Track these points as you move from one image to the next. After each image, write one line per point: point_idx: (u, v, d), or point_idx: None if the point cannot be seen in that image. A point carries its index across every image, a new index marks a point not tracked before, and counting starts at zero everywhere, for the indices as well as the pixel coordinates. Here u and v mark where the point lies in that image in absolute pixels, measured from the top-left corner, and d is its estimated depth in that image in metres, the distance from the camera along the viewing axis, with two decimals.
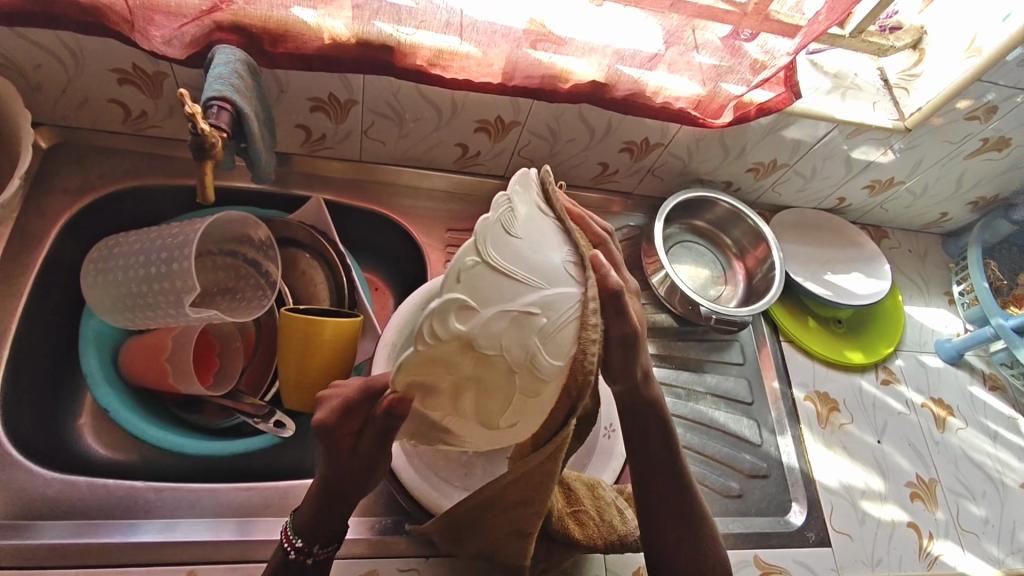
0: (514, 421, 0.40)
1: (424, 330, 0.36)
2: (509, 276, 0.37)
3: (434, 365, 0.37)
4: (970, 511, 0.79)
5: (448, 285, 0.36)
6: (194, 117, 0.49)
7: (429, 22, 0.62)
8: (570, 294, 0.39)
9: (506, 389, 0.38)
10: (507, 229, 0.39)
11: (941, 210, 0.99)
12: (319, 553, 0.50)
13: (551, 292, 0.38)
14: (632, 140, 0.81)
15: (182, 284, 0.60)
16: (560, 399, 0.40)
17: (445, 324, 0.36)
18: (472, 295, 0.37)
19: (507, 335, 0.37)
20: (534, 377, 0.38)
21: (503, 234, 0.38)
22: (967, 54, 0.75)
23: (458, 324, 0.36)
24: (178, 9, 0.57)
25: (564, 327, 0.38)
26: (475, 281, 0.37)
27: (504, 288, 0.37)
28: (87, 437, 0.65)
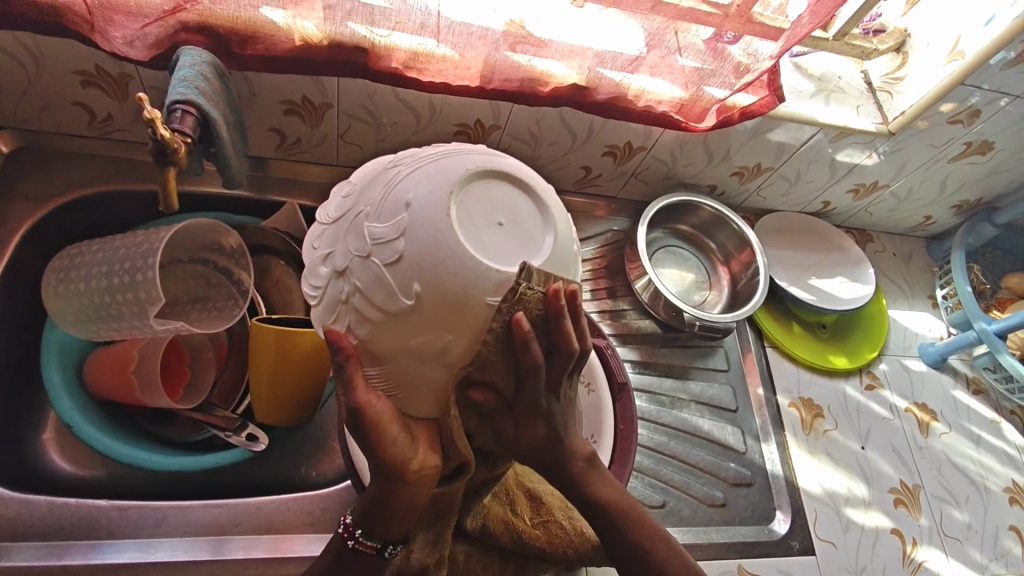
0: (406, 288, 0.37)
1: (308, 293, 0.42)
2: (340, 214, 0.42)
3: (334, 306, 0.40)
4: (953, 517, 0.79)
5: (313, 254, 0.43)
6: (154, 122, 0.47)
7: (404, 23, 0.60)
8: (381, 182, 0.41)
9: (372, 274, 0.38)
10: (342, 193, 0.44)
11: (925, 213, 0.99)
12: (364, 544, 0.45)
13: (372, 186, 0.41)
14: (615, 144, 0.80)
15: (145, 295, 0.58)
16: (428, 244, 0.37)
17: (316, 276, 0.42)
18: (325, 245, 0.42)
19: (346, 243, 0.40)
20: (382, 245, 0.38)
21: (338, 197, 0.44)
22: (949, 58, 0.75)
23: (324, 268, 0.41)
24: (139, 8, 0.55)
25: (386, 198, 0.39)
26: (323, 235, 0.43)
27: (339, 219, 0.42)
28: (53, 454, 0.62)
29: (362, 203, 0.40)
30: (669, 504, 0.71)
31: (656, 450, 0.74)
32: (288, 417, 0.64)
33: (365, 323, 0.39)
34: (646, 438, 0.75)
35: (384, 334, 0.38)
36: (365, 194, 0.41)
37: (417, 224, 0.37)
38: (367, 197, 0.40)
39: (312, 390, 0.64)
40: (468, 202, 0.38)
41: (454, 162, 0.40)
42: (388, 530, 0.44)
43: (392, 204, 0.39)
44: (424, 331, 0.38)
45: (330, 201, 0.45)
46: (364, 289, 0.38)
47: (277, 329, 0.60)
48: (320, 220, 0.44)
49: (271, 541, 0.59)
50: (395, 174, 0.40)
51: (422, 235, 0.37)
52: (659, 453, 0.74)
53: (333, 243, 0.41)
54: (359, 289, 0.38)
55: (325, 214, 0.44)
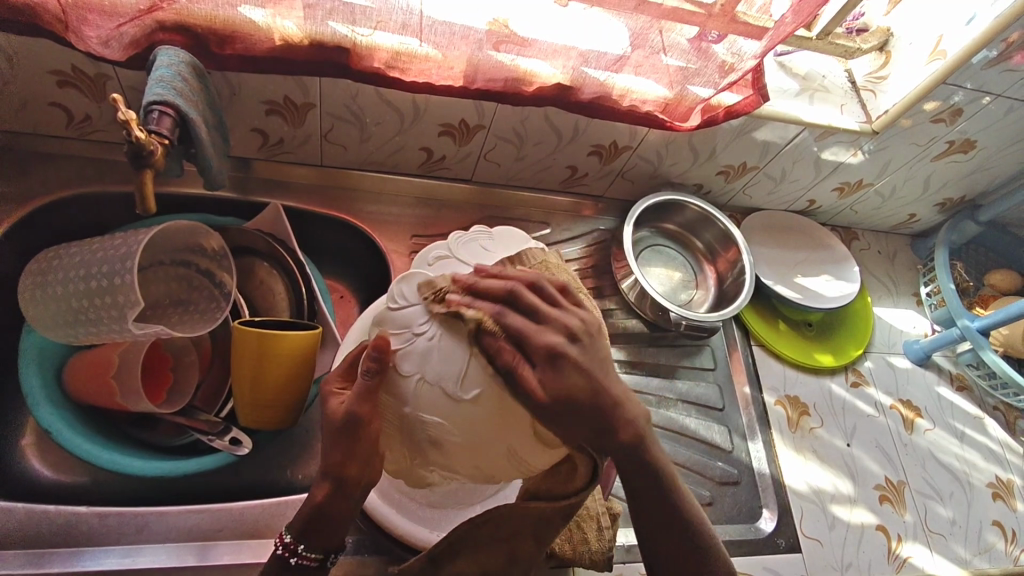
0: (473, 388, 0.43)
1: (397, 292, 0.47)
2: (475, 267, 0.48)
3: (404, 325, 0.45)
4: (937, 513, 0.80)
5: (424, 269, 0.49)
6: (129, 124, 0.46)
7: (386, 22, 0.60)
8: (528, 290, 0.47)
9: (459, 348, 0.43)
10: (481, 245, 0.51)
11: (910, 211, 0.99)
12: (306, 558, 0.47)
13: (504, 274, 0.47)
14: (600, 143, 0.80)
15: (124, 298, 0.57)
16: (510, 373, 0.43)
17: (413, 287, 0.47)
18: (439, 273, 0.48)
19: (461, 297, 0.45)
20: (485, 338, 0.44)
21: (478, 251, 0.50)
22: (931, 57, 0.75)
23: (424, 290, 0.46)
24: (115, 8, 0.54)
25: (509, 295, 0.45)
26: (445, 269, 0.48)
27: (467, 268, 0.48)
28: (32, 459, 0.61)
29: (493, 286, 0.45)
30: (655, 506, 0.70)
31: None
32: (270, 421, 0.64)
33: (420, 364, 0.44)
34: None
35: (424, 392, 0.43)
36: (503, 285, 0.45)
37: (517, 349, 0.43)
38: (504, 291, 0.45)
39: (297, 393, 0.63)
40: (556, 372, 0.44)
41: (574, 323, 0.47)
42: (324, 540, 0.47)
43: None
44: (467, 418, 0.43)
45: (467, 249, 0.50)
46: (438, 343, 0.44)
47: (259, 333, 0.59)
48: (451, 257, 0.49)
49: (254, 546, 0.58)
50: (522, 279, 0.46)
51: (513, 362, 0.43)
52: None
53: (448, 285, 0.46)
54: (435, 345, 0.44)
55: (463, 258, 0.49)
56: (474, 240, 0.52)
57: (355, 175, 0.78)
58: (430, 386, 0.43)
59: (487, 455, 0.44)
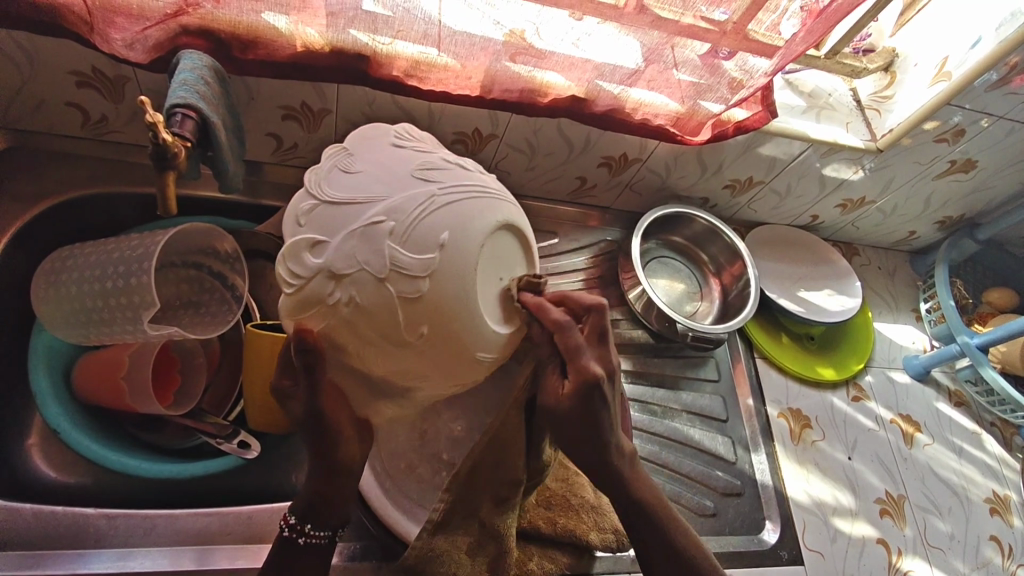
0: (420, 325, 0.42)
1: (287, 273, 0.42)
2: (351, 203, 0.42)
3: (314, 301, 0.42)
4: (936, 526, 0.81)
5: (297, 231, 0.43)
6: (156, 126, 0.46)
7: (407, 32, 0.61)
8: (416, 198, 0.43)
9: (381, 298, 0.41)
10: (341, 171, 0.44)
11: (910, 228, 1.01)
12: (314, 536, 0.48)
13: (390, 204, 0.42)
14: (611, 155, 0.81)
15: (140, 299, 0.57)
16: (448, 297, 0.42)
17: (300, 260, 0.42)
18: (320, 230, 0.42)
19: (353, 249, 0.41)
20: (406, 276, 0.41)
21: (337, 176, 0.44)
22: (936, 79, 0.77)
23: (313, 258, 0.42)
24: (141, 11, 0.55)
25: (413, 227, 0.42)
26: (315, 220, 0.43)
27: (341, 209, 0.42)
28: (36, 459, 0.59)
29: (385, 228, 0.41)
30: None
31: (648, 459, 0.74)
32: (280, 424, 0.64)
33: (348, 330, 0.42)
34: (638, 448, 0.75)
35: (365, 347, 0.43)
36: (394, 219, 0.42)
37: (440, 270, 0.42)
38: (397, 228, 0.41)
39: None
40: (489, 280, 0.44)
41: (478, 207, 0.44)
42: (334, 518, 0.49)
43: (423, 234, 0.42)
44: (414, 353, 0.43)
45: (322, 180, 0.44)
46: (360, 303, 0.41)
47: (276, 335, 0.59)
48: (316, 202, 0.43)
49: (261, 551, 0.58)
50: (416, 200, 0.42)
51: (444, 283, 0.42)
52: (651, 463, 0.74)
53: (336, 243, 0.42)
54: (355, 306, 0.41)
55: (323, 198, 0.43)
56: (329, 163, 0.45)
57: None
58: (380, 337, 0.42)
59: (458, 374, 0.45)
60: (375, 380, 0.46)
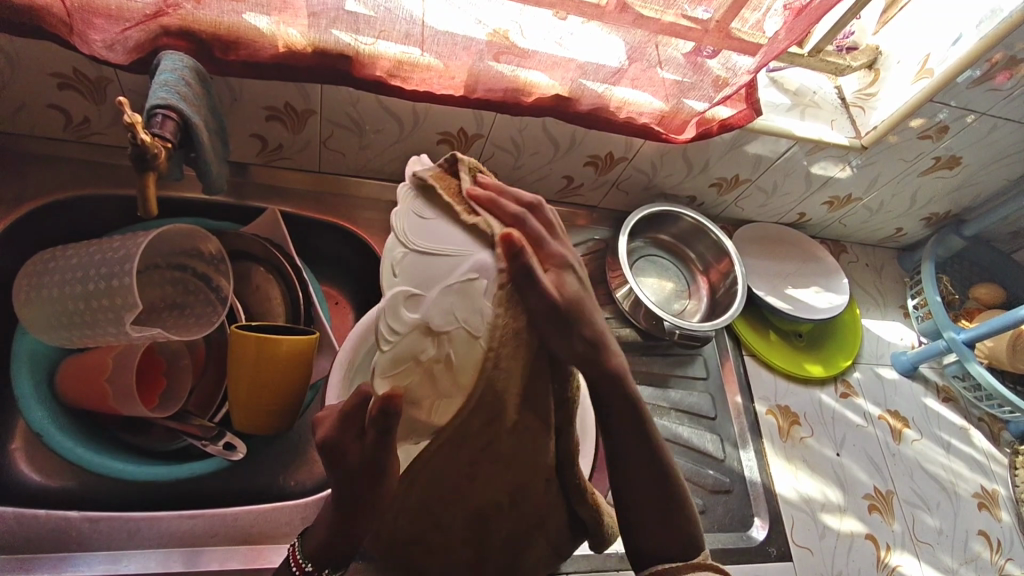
0: (507, 400, 0.37)
1: (383, 330, 0.36)
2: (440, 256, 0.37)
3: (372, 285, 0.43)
4: (924, 522, 0.81)
5: (391, 284, 0.37)
6: (135, 126, 0.46)
7: (389, 32, 0.61)
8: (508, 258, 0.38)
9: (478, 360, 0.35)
10: (422, 216, 0.39)
11: (897, 225, 1.01)
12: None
13: (488, 258, 0.37)
14: (597, 154, 0.81)
15: (122, 301, 0.57)
16: (537, 365, 0.37)
17: (396, 316, 0.36)
18: (414, 283, 0.37)
19: (452, 306, 0.36)
20: (503, 337, 0.35)
21: (420, 221, 0.39)
22: (919, 76, 0.77)
23: (408, 313, 0.36)
24: (120, 12, 0.54)
25: (512, 286, 0.36)
26: (409, 270, 0.37)
27: (438, 262, 0.37)
28: (20, 463, 0.59)
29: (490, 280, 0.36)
30: None
31: None
32: (264, 426, 0.63)
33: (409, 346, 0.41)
34: None
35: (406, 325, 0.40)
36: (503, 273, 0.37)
37: (531, 342, 0.37)
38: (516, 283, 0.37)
39: (291, 398, 0.63)
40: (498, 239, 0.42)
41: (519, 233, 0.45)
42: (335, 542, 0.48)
43: (520, 291, 0.37)
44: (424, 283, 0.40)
45: (413, 225, 0.39)
46: (452, 364, 0.35)
47: (257, 337, 0.59)
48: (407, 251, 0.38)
49: (247, 552, 0.58)
50: (508, 253, 0.38)
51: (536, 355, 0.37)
52: None
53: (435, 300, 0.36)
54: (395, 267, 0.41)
55: (416, 247, 0.38)
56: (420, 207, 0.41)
57: (352, 181, 0.79)
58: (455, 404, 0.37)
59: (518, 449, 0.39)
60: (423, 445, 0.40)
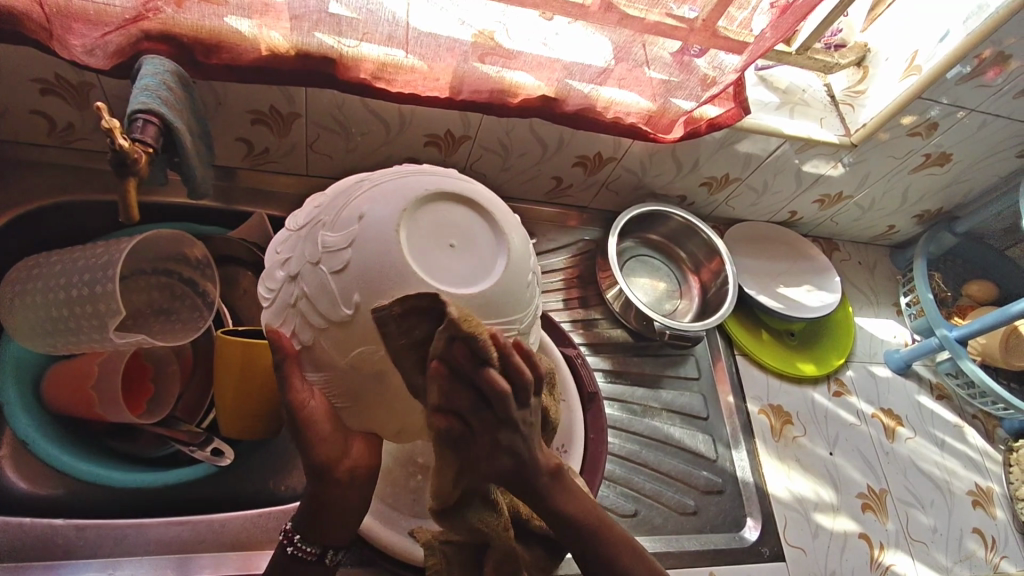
0: (353, 295, 0.40)
1: (266, 292, 0.45)
2: (303, 224, 0.45)
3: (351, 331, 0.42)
4: (918, 520, 0.81)
5: (275, 257, 0.46)
6: (113, 132, 0.46)
7: (372, 33, 0.60)
8: (351, 190, 0.44)
9: (322, 282, 0.41)
10: (313, 202, 0.47)
11: (889, 223, 1.01)
12: (304, 550, 0.47)
13: (333, 201, 0.44)
14: (585, 154, 0.81)
15: (106, 307, 0.56)
16: (371, 260, 0.40)
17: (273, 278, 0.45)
18: (288, 251, 0.45)
19: (301, 251, 0.43)
20: (334, 253, 0.41)
21: (309, 207, 0.47)
22: (907, 72, 0.77)
23: (280, 272, 0.44)
24: (100, 16, 0.54)
25: (343, 209, 0.42)
26: (287, 243, 0.46)
27: (301, 226, 0.45)
28: (5, 471, 0.58)
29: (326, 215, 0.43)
30: (641, 513, 0.71)
31: (628, 458, 0.74)
32: (252, 432, 0.63)
33: (309, 329, 0.41)
34: (618, 447, 0.75)
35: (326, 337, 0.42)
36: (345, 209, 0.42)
37: (357, 240, 0.40)
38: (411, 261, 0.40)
39: (278, 405, 0.63)
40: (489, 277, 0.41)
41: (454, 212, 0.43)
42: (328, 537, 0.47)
43: (349, 213, 0.42)
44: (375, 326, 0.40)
45: (299, 213, 0.47)
46: (306, 294, 0.41)
47: (244, 342, 0.59)
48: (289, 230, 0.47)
49: (236, 559, 0.58)
50: (355, 189, 0.44)
51: (362, 253, 0.40)
52: (631, 462, 0.74)
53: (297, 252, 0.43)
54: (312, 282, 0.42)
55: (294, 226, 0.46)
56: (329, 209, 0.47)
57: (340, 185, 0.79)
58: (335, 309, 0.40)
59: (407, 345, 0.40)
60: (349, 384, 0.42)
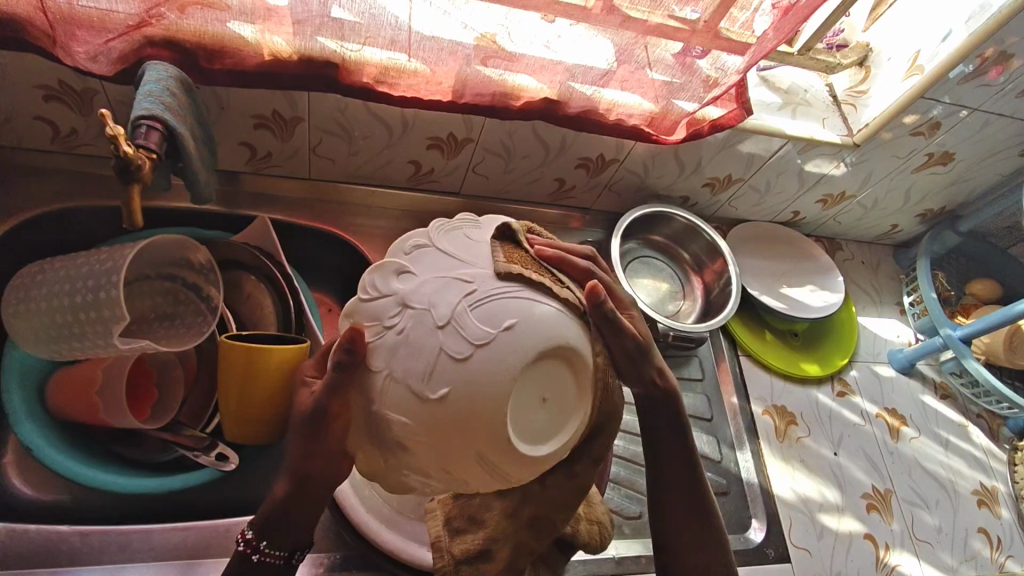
0: (442, 387, 0.37)
1: (368, 283, 0.41)
2: (453, 258, 0.41)
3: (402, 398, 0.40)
4: (924, 520, 0.80)
5: (398, 257, 0.42)
6: (117, 139, 0.46)
7: (375, 38, 0.60)
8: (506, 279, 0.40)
9: (427, 345, 0.38)
10: (467, 233, 0.43)
11: (892, 222, 1.01)
12: (269, 555, 0.47)
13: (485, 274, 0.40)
14: (587, 156, 0.81)
15: (110, 313, 0.56)
16: (476, 378, 0.37)
17: (384, 277, 0.41)
18: (413, 265, 0.41)
19: (432, 289, 0.39)
20: (458, 336, 0.38)
21: (464, 238, 0.43)
22: (909, 72, 0.77)
23: (397, 282, 0.40)
24: (102, 23, 0.54)
25: (488, 301, 0.39)
26: (420, 258, 0.42)
27: (445, 260, 0.41)
28: (12, 476, 0.58)
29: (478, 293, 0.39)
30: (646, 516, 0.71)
31: (631, 460, 0.74)
32: (256, 436, 0.63)
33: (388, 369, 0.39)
34: (622, 449, 0.75)
35: (389, 389, 0.38)
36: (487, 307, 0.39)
37: (489, 347, 0.38)
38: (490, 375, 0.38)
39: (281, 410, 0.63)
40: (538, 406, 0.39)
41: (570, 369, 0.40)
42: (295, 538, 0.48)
43: (491, 313, 0.38)
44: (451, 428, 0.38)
45: (446, 233, 0.44)
46: (407, 338, 0.38)
47: (246, 347, 0.59)
48: (428, 245, 0.42)
49: None
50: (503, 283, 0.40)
51: (482, 371, 0.37)
52: (635, 463, 0.74)
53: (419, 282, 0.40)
54: (403, 339, 0.39)
55: (443, 246, 0.42)
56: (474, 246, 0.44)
57: (343, 188, 0.79)
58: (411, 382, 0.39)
59: (459, 463, 0.39)
60: (376, 429, 0.40)
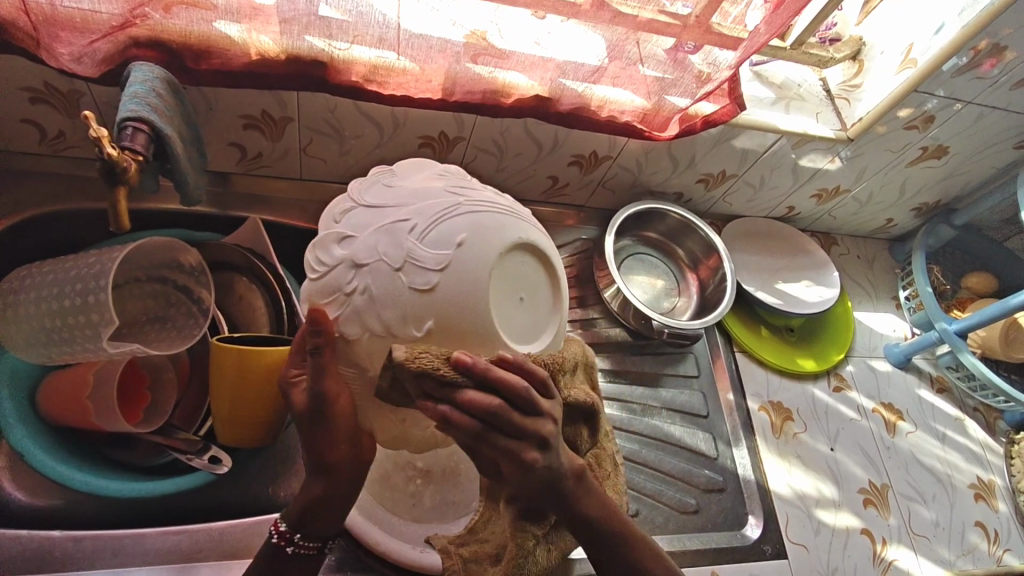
0: (425, 321, 0.40)
1: (314, 262, 0.43)
2: (384, 208, 0.43)
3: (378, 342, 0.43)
4: (921, 514, 0.80)
5: (331, 227, 0.44)
6: (101, 141, 0.45)
7: (363, 36, 0.60)
8: (444, 204, 0.43)
9: (396, 290, 0.41)
10: (384, 183, 0.46)
11: (887, 216, 1.01)
12: (303, 546, 0.49)
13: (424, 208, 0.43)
14: (580, 153, 0.80)
15: (99, 317, 0.56)
16: (456, 296, 0.41)
17: (328, 252, 0.43)
18: (348, 228, 0.43)
19: (376, 242, 0.42)
20: (420, 269, 0.41)
21: (381, 185, 0.45)
22: (902, 65, 0.77)
23: (339, 248, 0.43)
24: (86, 24, 0.54)
25: (435, 225, 0.42)
26: (350, 220, 0.44)
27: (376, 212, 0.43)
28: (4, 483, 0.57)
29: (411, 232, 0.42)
30: (642, 513, 0.71)
31: (628, 458, 0.74)
32: (249, 439, 0.63)
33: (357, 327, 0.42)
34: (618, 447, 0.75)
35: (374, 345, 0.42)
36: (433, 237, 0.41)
37: (449, 271, 0.41)
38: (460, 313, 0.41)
39: (274, 412, 0.62)
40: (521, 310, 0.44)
41: (504, 223, 0.44)
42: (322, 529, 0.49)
43: (442, 235, 0.41)
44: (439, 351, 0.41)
45: (367, 188, 0.46)
46: (370, 294, 0.41)
47: (239, 349, 0.59)
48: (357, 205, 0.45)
49: (239, 567, 0.58)
50: (440, 206, 0.43)
51: (450, 291, 0.40)
52: (631, 461, 0.74)
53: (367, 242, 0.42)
54: (369, 297, 0.41)
55: (365, 202, 0.44)
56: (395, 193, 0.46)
57: (335, 188, 0.78)
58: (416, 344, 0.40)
59: None
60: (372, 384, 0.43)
